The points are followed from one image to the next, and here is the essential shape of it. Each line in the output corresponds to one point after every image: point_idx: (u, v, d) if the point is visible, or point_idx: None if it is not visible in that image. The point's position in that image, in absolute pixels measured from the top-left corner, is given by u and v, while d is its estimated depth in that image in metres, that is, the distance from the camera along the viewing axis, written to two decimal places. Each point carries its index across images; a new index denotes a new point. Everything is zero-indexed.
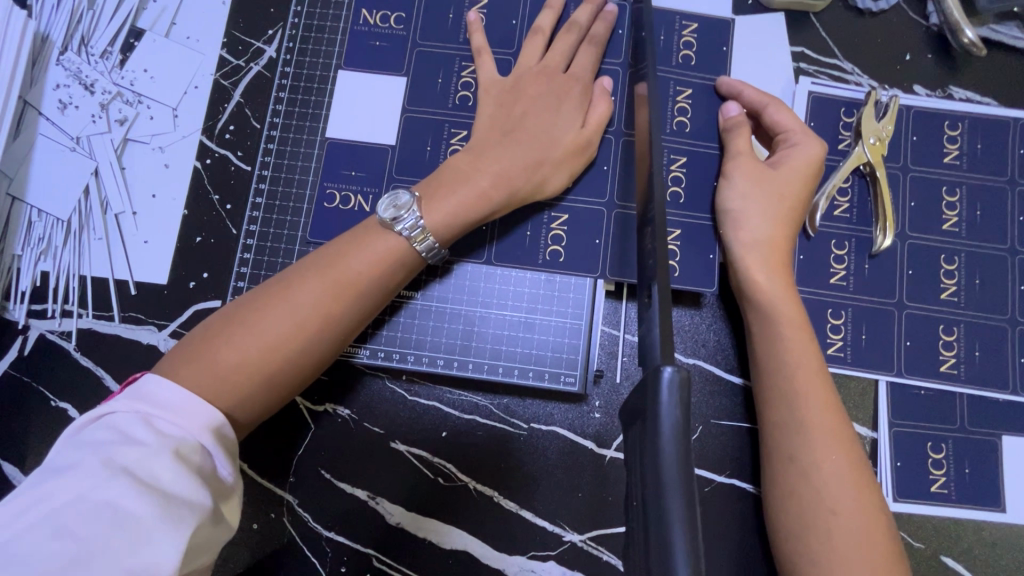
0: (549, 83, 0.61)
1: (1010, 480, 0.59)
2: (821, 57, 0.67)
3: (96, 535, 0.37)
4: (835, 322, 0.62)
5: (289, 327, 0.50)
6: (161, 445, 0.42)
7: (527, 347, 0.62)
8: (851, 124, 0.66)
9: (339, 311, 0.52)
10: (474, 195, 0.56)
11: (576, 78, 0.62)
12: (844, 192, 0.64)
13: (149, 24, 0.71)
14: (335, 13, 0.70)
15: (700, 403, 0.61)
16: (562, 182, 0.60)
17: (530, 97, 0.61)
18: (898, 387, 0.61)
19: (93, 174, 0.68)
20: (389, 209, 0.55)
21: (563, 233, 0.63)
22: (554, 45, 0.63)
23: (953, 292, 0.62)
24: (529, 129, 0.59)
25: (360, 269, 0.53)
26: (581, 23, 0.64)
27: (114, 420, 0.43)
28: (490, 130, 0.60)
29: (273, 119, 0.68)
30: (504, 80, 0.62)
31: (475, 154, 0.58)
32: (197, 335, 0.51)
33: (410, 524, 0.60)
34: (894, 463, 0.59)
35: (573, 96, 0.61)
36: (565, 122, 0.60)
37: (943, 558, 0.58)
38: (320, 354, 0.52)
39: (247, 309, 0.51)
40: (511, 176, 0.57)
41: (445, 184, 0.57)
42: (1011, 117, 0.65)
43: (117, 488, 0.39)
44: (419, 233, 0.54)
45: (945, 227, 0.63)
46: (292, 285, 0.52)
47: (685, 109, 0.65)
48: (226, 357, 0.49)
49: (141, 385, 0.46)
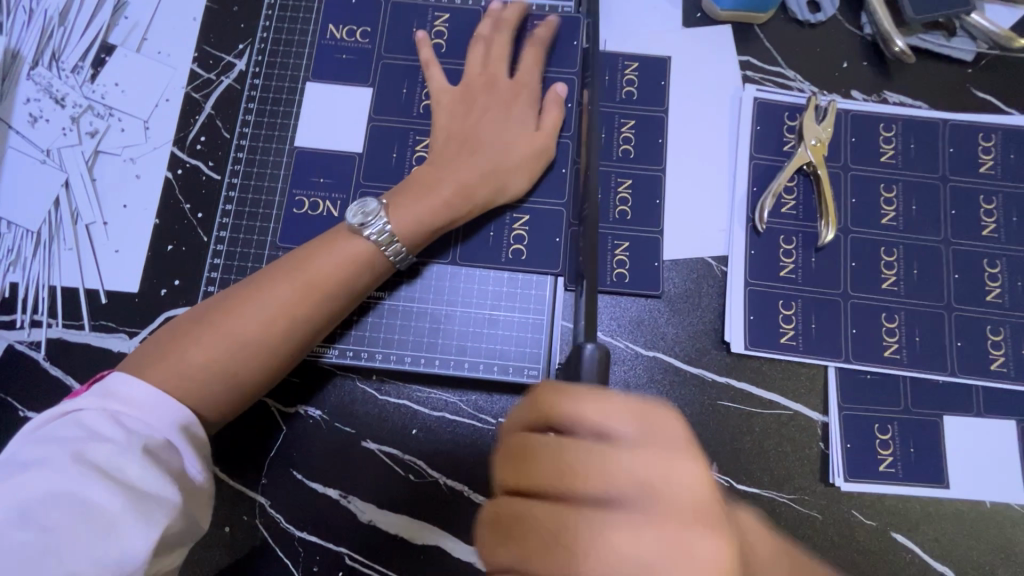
0: (497, 92, 0.65)
1: (953, 458, 0.62)
2: (765, 65, 0.72)
3: (67, 526, 0.40)
4: (786, 312, 0.65)
5: (256, 326, 0.52)
6: (129, 443, 0.44)
7: (491, 342, 0.64)
8: (795, 127, 0.70)
9: (305, 312, 0.54)
10: (436, 202, 0.59)
11: (522, 85, 0.66)
12: (790, 190, 0.68)
13: (120, 40, 0.73)
14: (302, 27, 0.73)
15: (660, 393, 0.64)
16: (522, 185, 0.63)
17: (481, 107, 0.64)
18: (846, 373, 0.64)
19: (64, 186, 0.69)
20: (358, 214, 0.58)
21: (525, 233, 0.65)
22: (496, 53, 0.67)
23: (893, 282, 0.66)
24: (486, 139, 0.62)
25: (327, 272, 0.55)
26: (536, 37, 0.68)
27: (82, 418, 0.45)
28: (448, 140, 0.63)
29: (243, 129, 0.70)
30: (455, 89, 0.66)
31: (440, 164, 0.61)
32: (167, 334, 0.52)
33: (381, 521, 0.62)
34: (845, 445, 0.62)
35: (520, 103, 0.65)
36: (517, 128, 0.64)
37: (892, 534, 0.61)
38: (288, 353, 0.54)
39: (216, 310, 0.53)
40: (471, 185, 0.61)
41: (409, 194, 0.59)
42: (940, 118, 0.70)
43: (89, 483, 0.41)
44: (387, 239, 0.57)
45: (883, 221, 0.67)
46: (260, 286, 0.54)
47: (629, 138, 0.69)
48: (194, 356, 0.50)
49: (109, 383, 0.48)
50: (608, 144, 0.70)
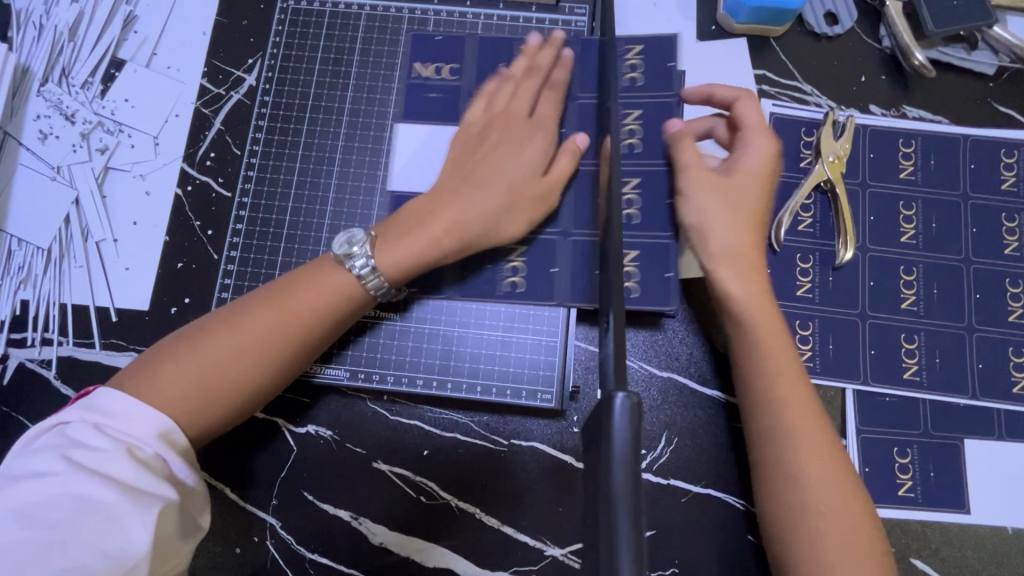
0: (511, 129, 0.63)
1: (974, 482, 0.61)
2: (782, 79, 0.70)
3: (70, 523, 0.41)
4: (803, 333, 0.64)
5: (238, 349, 0.52)
6: (117, 447, 0.45)
7: (504, 365, 0.64)
8: (812, 143, 0.69)
9: (284, 344, 0.53)
10: (423, 236, 0.57)
11: (539, 126, 0.64)
12: (807, 208, 0.67)
13: (130, 55, 0.73)
14: (312, 43, 0.72)
15: (675, 415, 0.63)
16: (519, 229, 0.60)
17: (492, 143, 0.63)
18: (864, 394, 0.63)
19: (74, 203, 0.69)
20: (343, 245, 0.57)
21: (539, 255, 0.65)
22: (518, 91, 0.65)
23: (913, 301, 0.65)
24: (486, 173, 0.61)
25: (309, 302, 0.54)
26: (544, 58, 0.66)
27: (69, 430, 0.46)
28: (451, 174, 0.62)
29: (253, 146, 0.70)
30: (472, 122, 0.65)
31: (434, 198, 0.60)
32: (143, 358, 0.52)
33: (393, 543, 0.61)
34: (863, 468, 0.61)
35: (536, 141, 0.63)
36: (523, 169, 0.61)
37: (912, 560, 0.59)
38: (271, 378, 0.53)
39: (201, 331, 0.53)
40: (466, 222, 0.58)
41: (397, 227, 0.58)
42: (961, 134, 0.69)
43: (85, 483, 0.43)
44: (369, 272, 0.56)
45: (903, 239, 0.66)
46: (246, 309, 0.54)
47: (635, 130, 0.68)
48: (168, 384, 0.49)
49: (94, 398, 0.48)
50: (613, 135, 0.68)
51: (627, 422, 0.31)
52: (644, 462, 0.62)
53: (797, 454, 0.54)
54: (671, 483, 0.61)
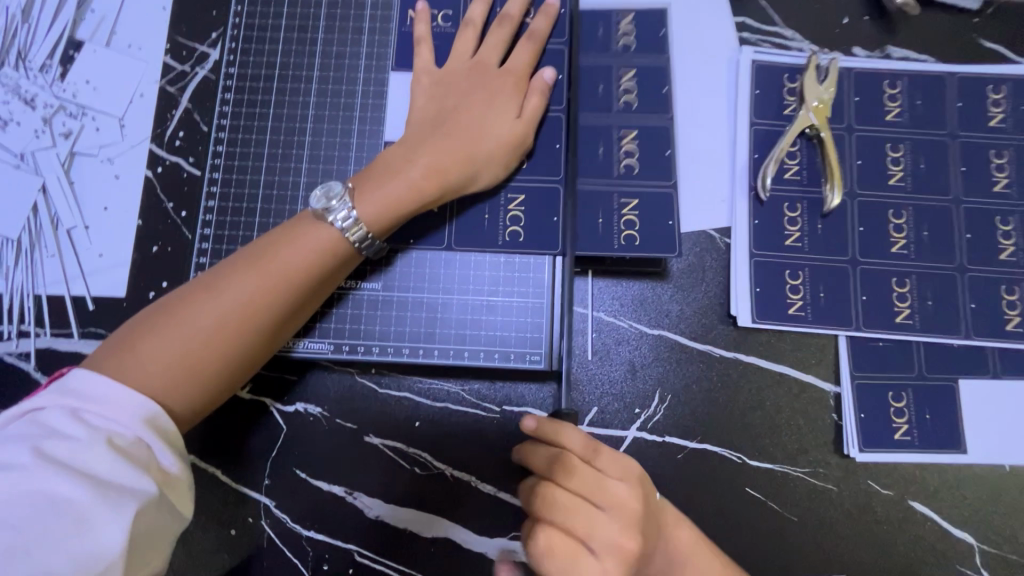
0: (479, 77, 0.61)
1: (971, 422, 0.61)
2: (762, 25, 0.68)
3: (38, 523, 0.39)
4: (794, 282, 0.63)
5: (220, 319, 0.50)
6: (91, 437, 0.43)
7: (491, 329, 0.62)
8: (795, 89, 0.67)
9: (268, 305, 0.52)
10: (403, 184, 0.56)
11: (509, 72, 0.62)
12: (793, 155, 0.66)
13: (87, 34, 0.70)
14: (276, 11, 0.69)
15: (666, 372, 0.62)
16: (495, 175, 0.61)
17: (462, 90, 0.61)
18: (857, 340, 0.62)
19: (41, 191, 0.67)
20: (321, 200, 0.55)
21: (521, 213, 0.63)
22: (487, 39, 0.64)
23: (903, 245, 0.64)
24: (460, 120, 0.59)
25: (290, 263, 0.53)
26: (512, 16, 0.64)
27: (40, 416, 0.44)
28: (422, 122, 0.60)
29: (220, 120, 0.67)
30: (438, 71, 0.63)
31: (408, 146, 0.58)
32: (120, 335, 0.50)
33: (389, 516, 0.60)
34: (858, 415, 0.61)
35: (506, 88, 0.61)
36: (499, 117, 0.60)
37: (909, 502, 0.60)
38: (257, 346, 0.52)
39: (179, 302, 0.51)
40: (443, 168, 0.57)
41: (375, 178, 0.56)
42: (947, 72, 0.67)
43: (54, 479, 0.40)
44: (352, 224, 0.54)
45: (891, 182, 0.65)
46: (224, 277, 0.52)
47: (633, 79, 0.66)
48: (152, 356, 0.48)
49: (67, 379, 0.46)
50: (610, 89, 0.66)
51: None
52: (638, 420, 0.61)
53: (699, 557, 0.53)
54: (668, 440, 0.61)
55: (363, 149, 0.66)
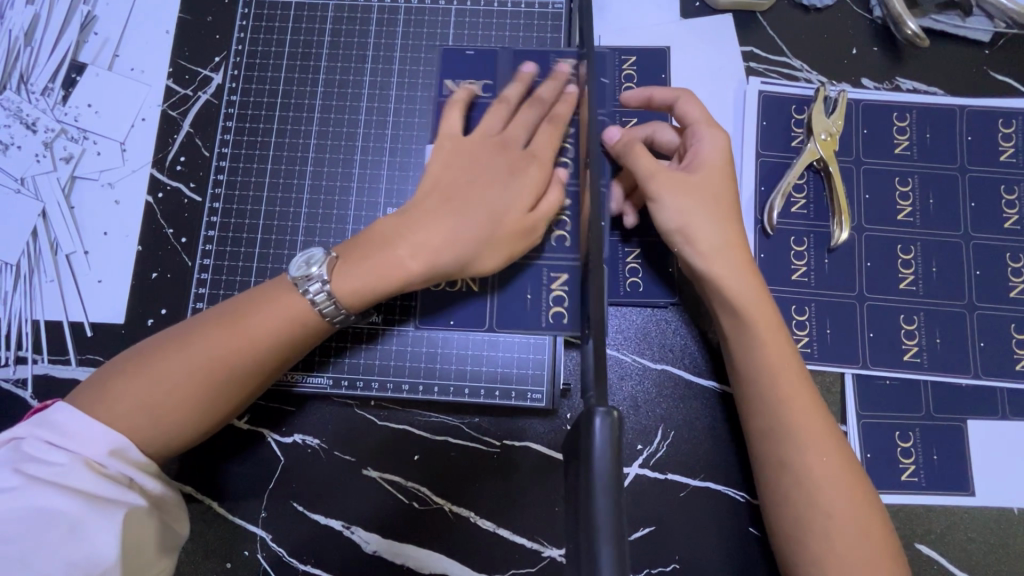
0: (501, 155, 0.58)
1: (979, 464, 0.60)
2: (770, 55, 0.67)
3: (30, 540, 0.41)
4: (800, 318, 0.62)
5: (195, 369, 0.49)
6: (75, 461, 0.44)
7: (492, 365, 0.62)
8: (803, 121, 0.66)
9: (243, 361, 0.50)
10: (388, 260, 0.53)
11: (532, 156, 0.58)
12: (800, 188, 0.65)
13: (91, 58, 0.70)
14: (279, 37, 0.69)
15: (670, 408, 0.61)
16: (497, 262, 0.55)
17: (481, 167, 0.57)
18: (863, 378, 0.62)
19: (41, 216, 0.67)
20: (301, 268, 0.52)
21: (565, 294, 0.59)
22: (513, 119, 0.60)
23: (911, 281, 0.63)
24: (468, 200, 0.55)
25: (271, 316, 0.51)
26: (544, 99, 0.60)
27: (22, 444, 0.45)
28: (433, 197, 0.56)
29: (222, 149, 0.67)
30: (463, 141, 0.59)
31: (404, 217, 0.55)
32: (97, 375, 0.49)
33: (387, 551, 0.60)
34: (864, 455, 0.60)
35: (525, 170, 0.57)
36: (509, 201, 0.55)
37: (918, 545, 0.58)
38: (230, 400, 0.50)
39: (158, 348, 0.50)
40: (438, 253, 0.53)
41: (362, 246, 0.54)
42: (958, 105, 0.66)
43: (41, 499, 0.42)
44: (324, 300, 0.52)
45: (900, 217, 0.64)
46: (206, 327, 0.51)
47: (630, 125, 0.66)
48: (121, 401, 0.47)
49: (47, 413, 0.47)
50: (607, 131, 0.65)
51: (608, 441, 0.30)
52: (640, 457, 0.61)
53: (779, 402, 0.53)
54: (670, 479, 0.60)
55: (365, 179, 0.66)
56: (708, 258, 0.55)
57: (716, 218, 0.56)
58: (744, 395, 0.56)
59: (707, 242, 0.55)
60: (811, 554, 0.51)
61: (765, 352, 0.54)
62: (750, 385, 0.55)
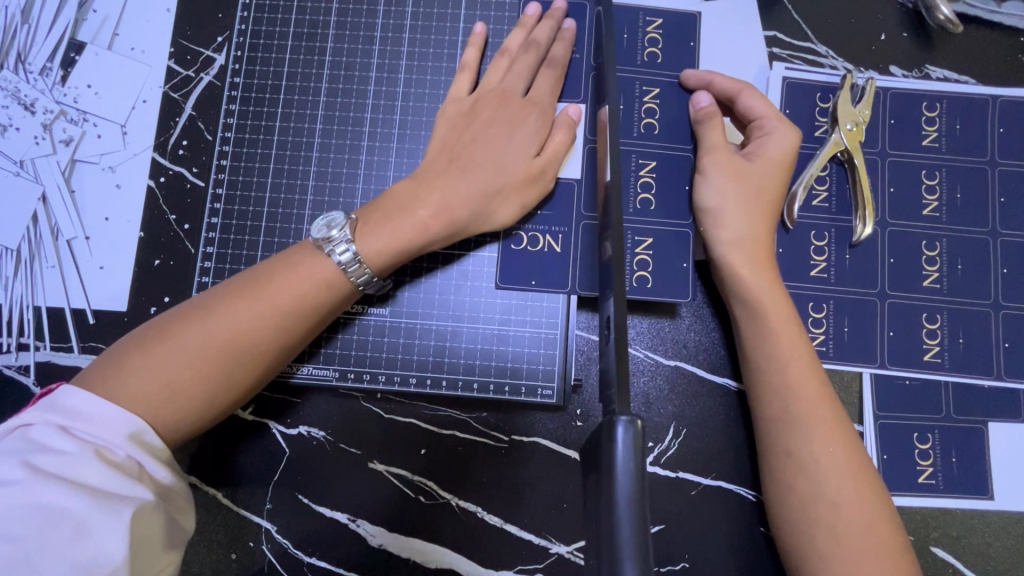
0: (504, 107, 0.59)
1: (998, 467, 0.59)
2: (795, 41, 0.65)
3: (34, 535, 0.39)
4: (817, 315, 0.60)
5: (210, 345, 0.48)
6: (84, 451, 0.42)
7: (501, 360, 0.60)
8: (828, 109, 0.63)
9: (258, 336, 0.50)
10: (410, 222, 0.54)
11: (533, 103, 0.59)
12: (822, 180, 0.62)
13: (89, 36, 0.67)
14: (283, 17, 0.66)
15: (682, 405, 0.60)
16: (512, 212, 0.57)
17: (484, 122, 0.58)
18: (882, 378, 0.60)
19: (41, 200, 0.65)
20: (322, 230, 0.53)
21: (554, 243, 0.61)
22: (511, 66, 0.61)
23: (935, 278, 0.61)
24: (477, 155, 0.57)
25: (285, 290, 0.51)
26: (540, 43, 0.61)
27: (30, 431, 0.43)
28: (440, 155, 0.58)
29: (225, 133, 0.65)
30: (466, 99, 0.60)
31: (420, 181, 0.56)
32: (110, 353, 0.49)
33: (392, 545, 0.59)
34: (881, 456, 0.59)
35: (528, 121, 0.58)
36: (517, 153, 0.57)
37: (933, 549, 0.57)
38: (245, 376, 0.50)
39: (172, 323, 0.49)
40: (454, 208, 0.55)
41: (387, 212, 0.54)
42: (990, 96, 0.63)
43: (48, 491, 0.40)
44: (350, 260, 0.52)
45: (925, 212, 0.62)
46: (220, 301, 0.50)
47: (652, 109, 0.62)
48: (136, 376, 0.46)
49: (55, 396, 0.46)
50: (629, 116, 0.62)
51: (630, 453, 0.29)
52: (651, 454, 0.59)
53: (789, 386, 0.52)
54: (681, 477, 0.59)
55: (372, 166, 0.64)
56: (728, 244, 0.56)
57: (745, 210, 0.56)
58: (757, 388, 0.54)
59: (729, 230, 0.56)
60: (820, 551, 0.49)
61: (778, 341, 0.53)
62: (760, 371, 0.54)
